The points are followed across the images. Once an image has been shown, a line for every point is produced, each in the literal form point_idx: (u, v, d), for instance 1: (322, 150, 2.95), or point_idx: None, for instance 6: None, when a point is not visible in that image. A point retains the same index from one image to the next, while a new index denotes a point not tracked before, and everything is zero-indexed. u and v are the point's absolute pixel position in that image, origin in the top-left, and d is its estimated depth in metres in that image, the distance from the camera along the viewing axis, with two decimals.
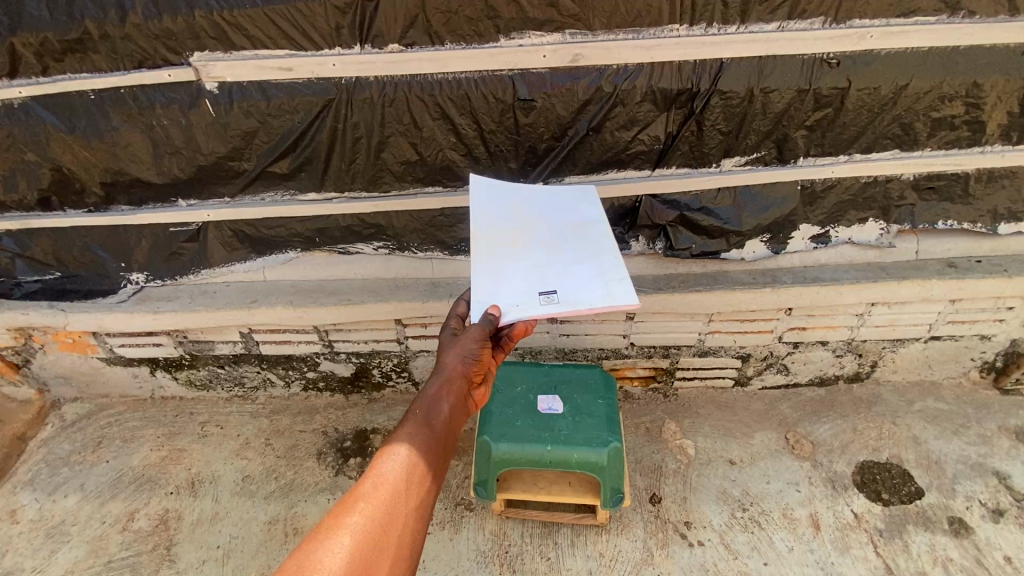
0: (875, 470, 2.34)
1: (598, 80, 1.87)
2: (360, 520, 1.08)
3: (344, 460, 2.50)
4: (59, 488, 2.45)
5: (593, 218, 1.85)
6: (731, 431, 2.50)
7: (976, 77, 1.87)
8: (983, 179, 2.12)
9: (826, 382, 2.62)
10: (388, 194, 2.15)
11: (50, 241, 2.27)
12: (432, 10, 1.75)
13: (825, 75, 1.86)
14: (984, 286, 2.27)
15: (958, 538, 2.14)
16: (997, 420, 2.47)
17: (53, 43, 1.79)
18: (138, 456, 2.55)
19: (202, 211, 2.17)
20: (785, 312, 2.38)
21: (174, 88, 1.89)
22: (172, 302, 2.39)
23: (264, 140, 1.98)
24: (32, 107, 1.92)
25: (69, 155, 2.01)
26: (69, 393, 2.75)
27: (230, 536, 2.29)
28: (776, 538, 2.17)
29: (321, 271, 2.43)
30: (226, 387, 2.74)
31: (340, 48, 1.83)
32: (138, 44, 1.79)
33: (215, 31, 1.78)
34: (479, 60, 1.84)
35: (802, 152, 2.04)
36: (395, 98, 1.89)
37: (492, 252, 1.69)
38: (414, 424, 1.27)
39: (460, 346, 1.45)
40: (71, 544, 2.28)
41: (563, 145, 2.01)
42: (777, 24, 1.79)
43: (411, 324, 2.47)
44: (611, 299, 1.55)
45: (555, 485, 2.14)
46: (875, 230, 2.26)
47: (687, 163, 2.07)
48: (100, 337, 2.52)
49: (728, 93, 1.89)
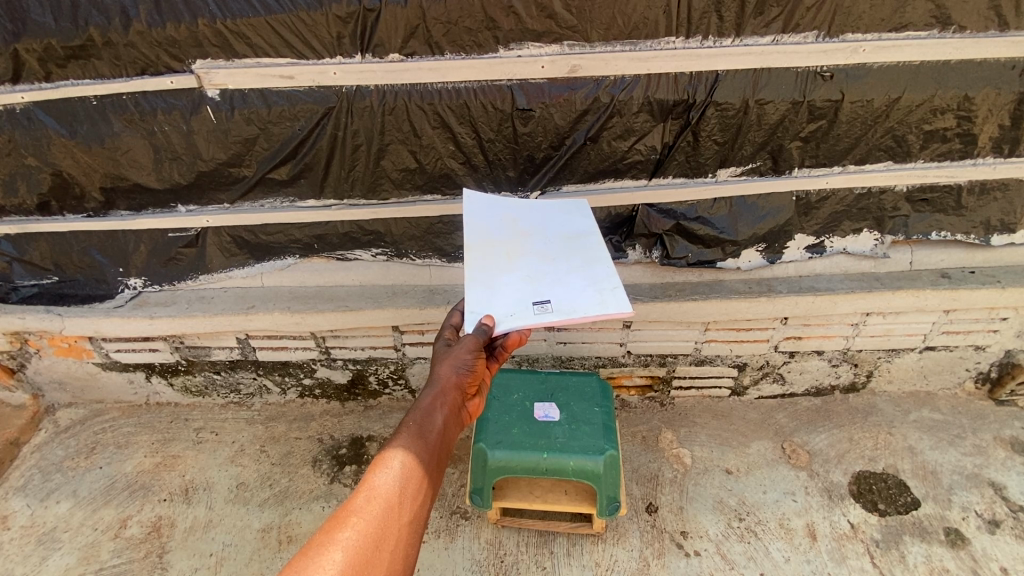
0: (871, 480, 2.34)
1: (596, 90, 1.90)
2: (353, 535, 1.07)
3: (339, 467, 2.49)
4: (51, 494, 2.43)
5: (586, 230, 1.87)
6: (728, 440, 2.49)
7: (967, 91, 1.90)
8: (976, 192, 2.15)
9: (822, 391, 2.63)
10: (386, 202, 2.16)
11: (48, 245, 2.27)
12: (433, 20, 1.78)
13: (820, 87, 1.89)
14: (978, 296, 2.29)
15: (955, 548, 2.14)
16: (992, 431, 2.47)
17: (56, 50, 1.81)
18: (131, 462, 2.53)
19: (201, 216, 2.18)
20: (781, 322, 2.39)
21: (176, 95, 1.91)
22: (169, 308, 2.39)
23: (264, 147, 1.99)
24: (34, 112, 1.93)
25: (69, 160, 2.02)
26: (63, 398, 2.74)
27: (224, 543, 2.27)
28: (773, 548, 2.17)
29: (319, 278, 2.43)
30: (222, 394, 2.73)
31: (341, 57, 1.85)
32: (140, 51, 1.81)
33: (217, 39, 1.80)
34: (478, 69, 1.87)
35: (797, 163, 2.07)
36: (395, 106, 1.91)
37: (488, 261, 1.70)
38: (408, 435, 1.27)
39: (455, 357, 1.46)
40: (63, 550, 2.26)
41: (561, 154, 2.03)
42: (772, 37, 1.83)
43: (408, 331, 2.47)
44: (606, 307, 1.56)
45: (551, 494, 2.13)
46: (869, 240, 2.29)
47: (683, 172, 2.09)
48: (95, 342, 2.52)
49: (724, 104, 1.91)
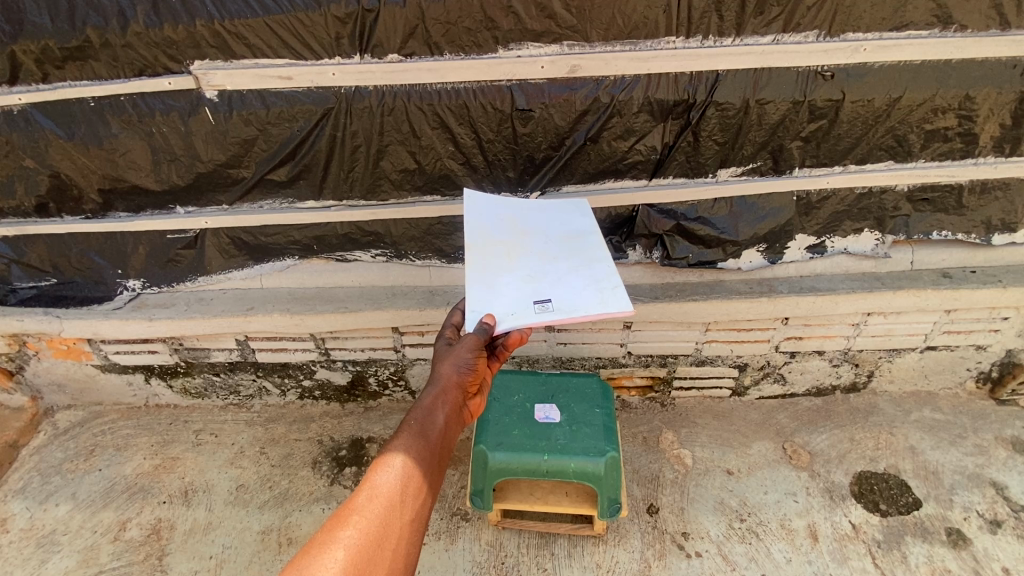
0: (872, 480, 2.33)
1: (596, 91, 1.89)
2: (354, 534, 1.07)
3: (339, 469, 2.49)
4: (50, 497, 2.42)
5: (587, 230, 1.86)
6: (729, 441, 2.49)
7: (968, 90, 1.89)
8: (977, 191, 2.14)
9: (823, 391, 2.63)
10: (386, 203, 2.15)
11: (46, 247, 2.26)
12: (432, 20, 1.77)
13: (821, 87, 1.88)
14: (979, 296, 2.28)
15: (957, 548, 2.14)
16: (993, 430, 2.47)
17: (53, 51, 1.80)
18: (131, 464, 2.52)
19: (200, 218, 2.17)
20: (782, 322, 2.39)
21: (174, 96, 1.90)
22: (168, 310, 2.38)
23: (262, 148, 1.98)
24: (31, 114, 1.92)
25: (67, 161, 2.01)
26: (63, 400, 2.73)
27: (224, 546, 2.27)
28: (774, 548, 2.16)
29: (318, 279, 2.43)
30: (222, 395, 2.72)
31: (340, 58, 1.84)
32: (138, 52, 1.80)
33: (215, 39, 1.79)
34: (477, 70, 1.86)
35: (797, 163, 2.06)
36: (394, 107, 1.90)
37: (488, 261, 1.69)
38: (409, 433, 1.26)
39: (455, 356, 1.45)
40: (62, 553, 2.26)
41: (561, 154, 2.02)
42: (772, 37, 1.82)
43: (408, 332, 2.46)
44: (606, 306, 1.56)
45: (552, 495, 2.12)
46: (870, 240, 2.28)
47: (683, 173, 2.09)
48: (94, 344, 2.51)
49: (724, 104, 1.91)
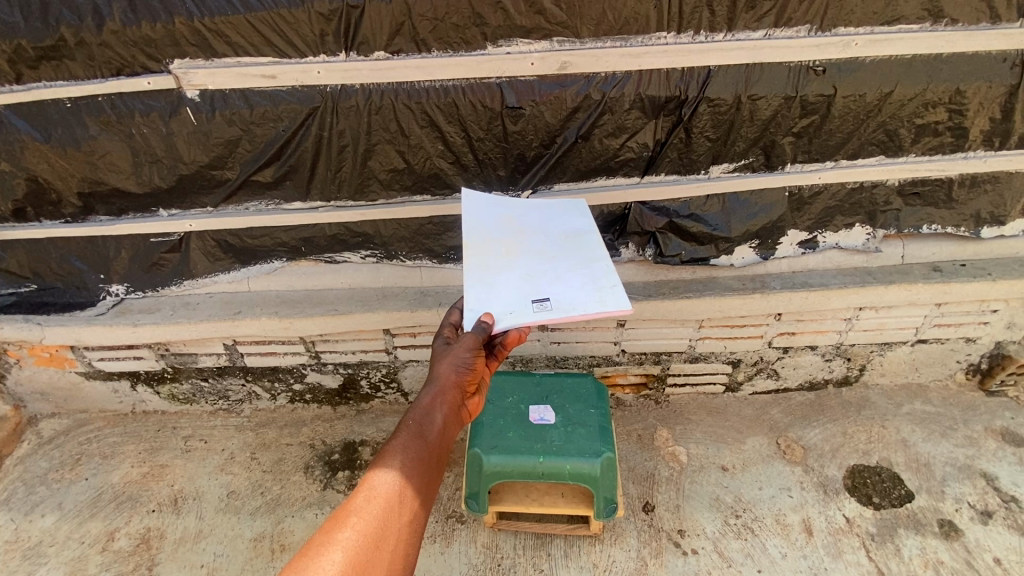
0: (865, 473, 2.35)
1: (587, 87, 1.86)
2: (353, 535, 1.04)
3: (332, 473, 2.46)
4: (36, 507, 2.37)
5: (584, 228, 1.84)
6: (722, 437, 2.49)
7: (959, 85, 1.89)
8: (967, 184, 2.15)
9: (815, 386, 2.64)
10: (374, 203, 2.12)
11: (25, 252, 2.20)
12: (418, 16, 1.73)
13: (812, 82, 1.87)
14: (969, 289, 2.30)
15: (949, 540, 2.15)
16: (983, 421, 2.49)
17: (27, 51, 1.74)
18: (119, 473, 2.48)
19: (184, 221, 2.12)
20: (775, 318, 2.39)
21: (154, 96, 1.84)
22: (152, 315, 2.33)
23: (247, 149, 1.94)
24: (5, 116, 1.85)
25: (44, 164, 1.95)
26: (46, 409, 2.67)
27: (216, 554, 2.23)
28: (769, 544, 2.17)
29: (307, 281, 2.39)
30: (210, 400, 2.68)
31: (325, 56, 1.80)
32: (115, 51, 1.75)
33: (195, 37, 1.74)
34: (466, 67, 1.82)
35: (789, 159, 2.05)
36: (381, 106, 1.87)
37: (486, 260, 1.66)
38: (408, 434, 1.24)
39: (454, 356, 1.43)
40: (49, 566, 2.21)
41: (552, 153, 2.00)
42: (764, 32, 1.80)
43: (399, 333, 2.43)
44: (605, 304, 1.54)
45: (547, 497, 2.12)
46: (861, 235, 2.27)
47: (675, 170, 2.07)
48: (77, 351, 2.46)
49: (716, 100, 1.89)
